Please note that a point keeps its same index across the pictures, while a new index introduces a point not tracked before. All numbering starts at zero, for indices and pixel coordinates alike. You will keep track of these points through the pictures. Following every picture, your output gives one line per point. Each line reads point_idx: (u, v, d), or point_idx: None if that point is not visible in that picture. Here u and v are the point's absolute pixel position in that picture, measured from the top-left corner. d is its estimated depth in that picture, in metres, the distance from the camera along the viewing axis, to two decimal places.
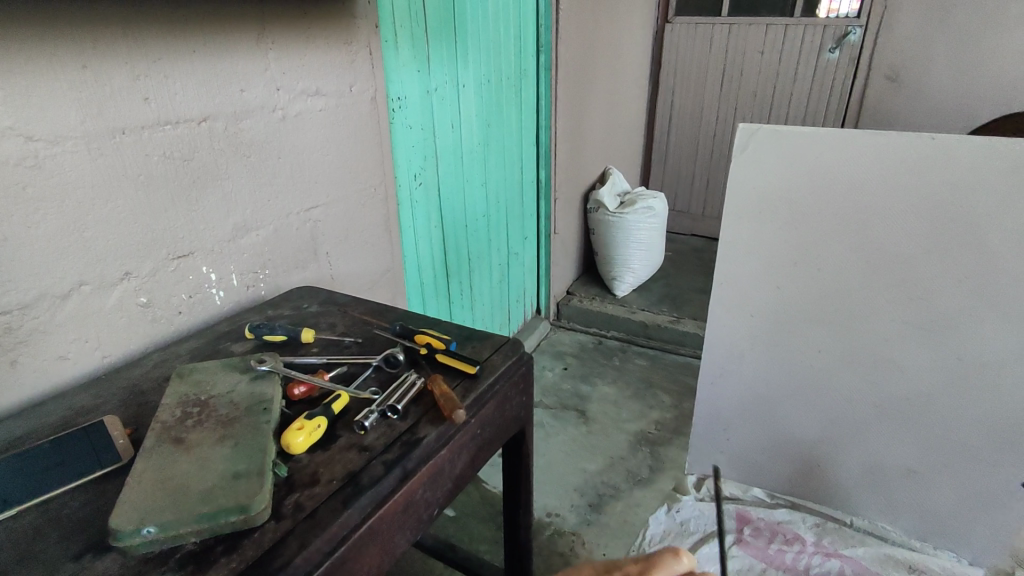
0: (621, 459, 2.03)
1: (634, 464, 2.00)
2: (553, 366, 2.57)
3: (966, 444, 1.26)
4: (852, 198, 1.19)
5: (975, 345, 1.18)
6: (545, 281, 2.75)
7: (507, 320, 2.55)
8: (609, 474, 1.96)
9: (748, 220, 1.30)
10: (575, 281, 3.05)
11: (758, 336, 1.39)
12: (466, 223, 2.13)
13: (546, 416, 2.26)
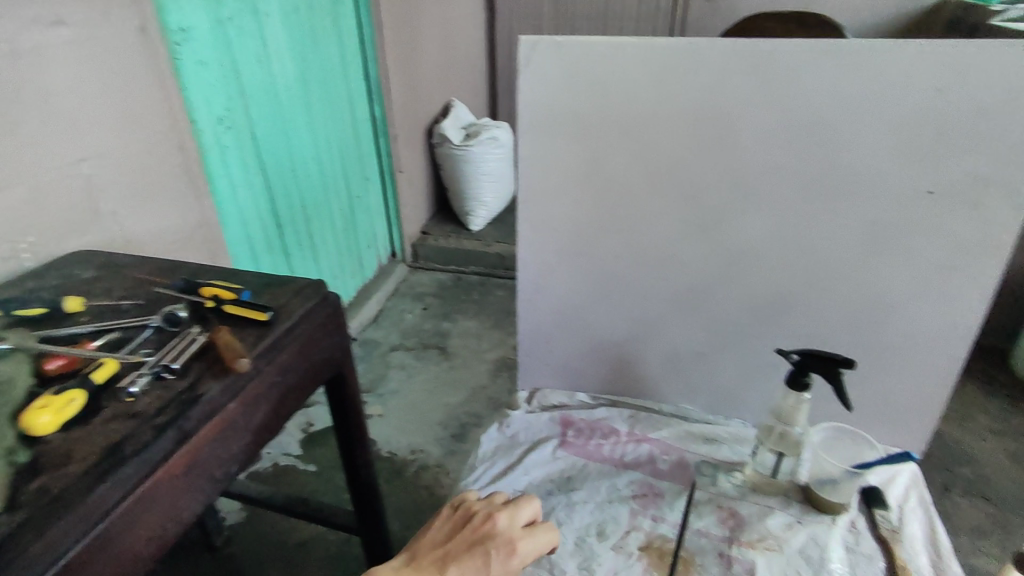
0: (483, 387, 2.09)
1: (495, 390, 2.07)
2: (412, 308, 2.54)
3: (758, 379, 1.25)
4: (657, 126, 0.93)
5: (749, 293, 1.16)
6: (395, 222, 2.68)
7: (359, 267, 2.47)
8: (471, 404, 2.02)
9: (559, 148, 0.98)
10: (430, 219, 2.99)
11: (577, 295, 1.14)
12: (294, 168, 1.98)
13: (407, 358, 2.24)
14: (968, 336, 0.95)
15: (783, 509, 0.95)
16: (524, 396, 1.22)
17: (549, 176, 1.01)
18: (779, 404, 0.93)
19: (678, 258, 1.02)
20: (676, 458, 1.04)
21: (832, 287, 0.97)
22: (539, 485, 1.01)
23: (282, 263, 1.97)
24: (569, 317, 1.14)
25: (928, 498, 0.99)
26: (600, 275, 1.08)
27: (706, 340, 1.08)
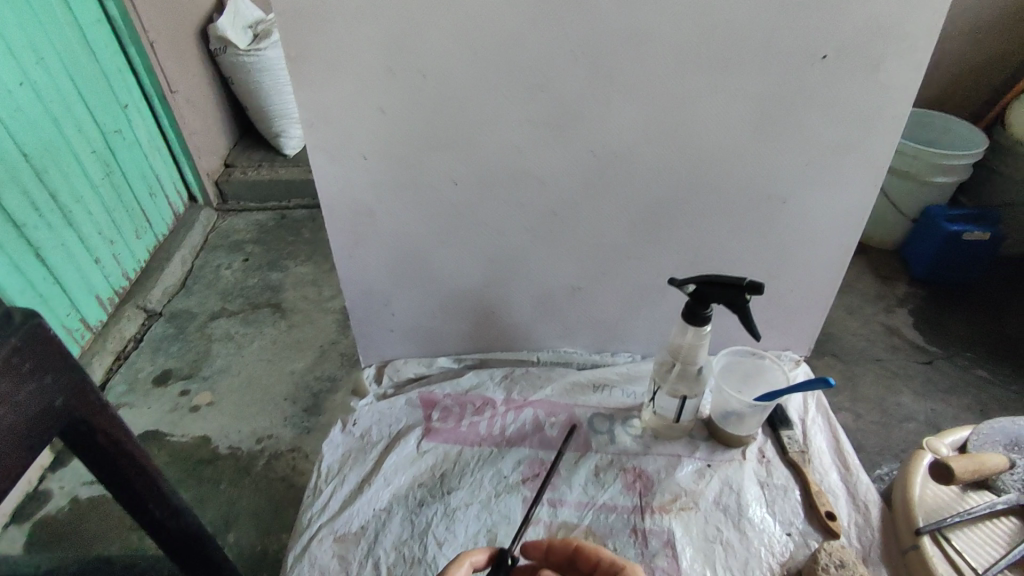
0: (332, 344, 1.66)
1: (350, 344, 1.66)
2: (229, 261, 1.96)
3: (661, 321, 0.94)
4: None
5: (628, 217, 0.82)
6: (185, 157, 1.97)
7: (144, 224, 1.79)
8: (322, 365, 1.59)
9: (346, 35, 0.67)
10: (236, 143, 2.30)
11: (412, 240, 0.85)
12: (4, 127, 1.26)
13: (233, 326, 1.71)
14: (860, 224, 0.83)
15: (690, 454, 0.82)
16: (370, 375, 0.97)
17: (340, 85, 0.70)
18: (675, 342, 0.77)
19: (532, 174, 0.78)
20: (565, 419, 0.87)
21: (717, 187, 0.79)
22: (406, 495, 0.79)
23: (35, 272, 1.33)
24: (411, 261, 0.87)
25: (824, 402, 0.91)
26: (438, 208, 0.81)
27: (580, 271, 0.88)
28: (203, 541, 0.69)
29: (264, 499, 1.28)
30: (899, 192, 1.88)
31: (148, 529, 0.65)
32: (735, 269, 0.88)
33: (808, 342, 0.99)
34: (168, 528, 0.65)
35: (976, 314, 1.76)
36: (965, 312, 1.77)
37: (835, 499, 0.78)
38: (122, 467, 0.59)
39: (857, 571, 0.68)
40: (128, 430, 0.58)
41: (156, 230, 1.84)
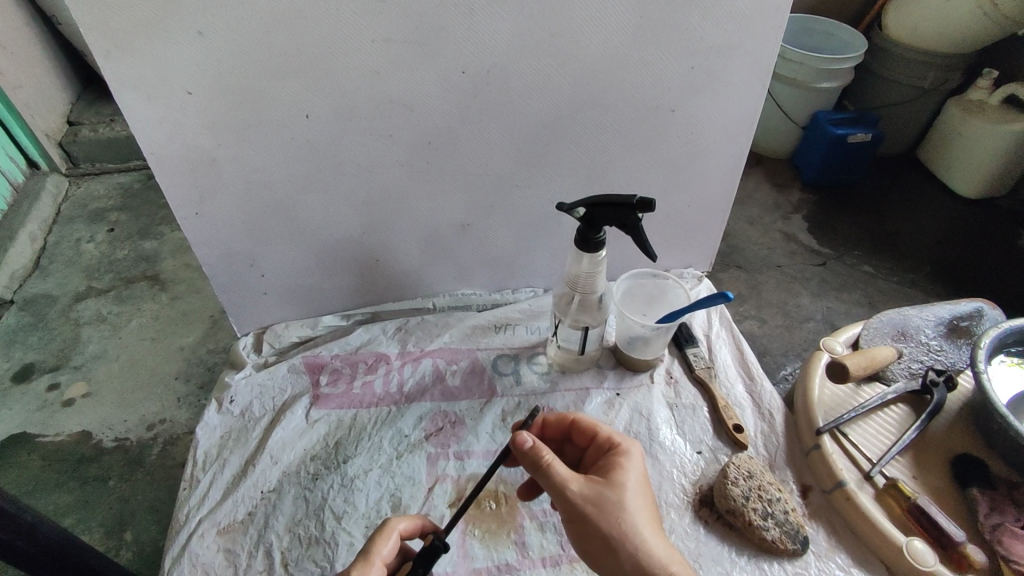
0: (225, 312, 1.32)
1: None
2: (91, 233, 1.54)
3: (562, 248, 0.88)
4: None
5: (514, 140, 0.74)
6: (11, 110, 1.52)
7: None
8: (215, 338, 1.25)
9: None
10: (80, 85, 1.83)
11: (267, 192, 0.72)
12: None
13: (105, 305, 1.34)
14: (752, 128, 0.80)
15: (598, 386, 0.80)
16: (247, 345, 0.86)
17: (134, 6, 0.55)
18: (572, 272, 0.72)
19: (398, 101, 0.67)
20: (467, 365, 0.81)
21: (604, 98, 0.72)
22: (297, 472, 0.71)
23: None
24: (274, 212, 0.74)
25: (727, 314, 0.90)
26: (295, 148, 0.68)
27: (466, 207, 0.79)
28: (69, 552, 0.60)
29: (171, 492, 0.99)
30: (792, 99, 1.90)
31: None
32: (631, 188, 0.82)
33: (709, 258, 0.97)
34: (17, 553, 0.54)
35: (861, 213, 1.86)
36: (850, 212, 1.86)
37: (741, 411, 0.78)
38: None
39: (764, 479, 0.69)
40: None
41: None
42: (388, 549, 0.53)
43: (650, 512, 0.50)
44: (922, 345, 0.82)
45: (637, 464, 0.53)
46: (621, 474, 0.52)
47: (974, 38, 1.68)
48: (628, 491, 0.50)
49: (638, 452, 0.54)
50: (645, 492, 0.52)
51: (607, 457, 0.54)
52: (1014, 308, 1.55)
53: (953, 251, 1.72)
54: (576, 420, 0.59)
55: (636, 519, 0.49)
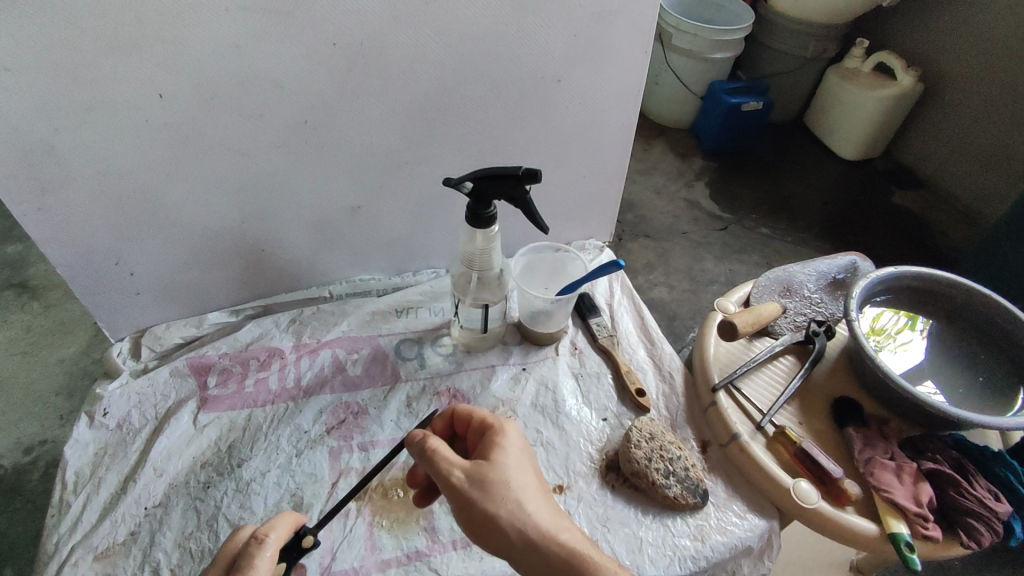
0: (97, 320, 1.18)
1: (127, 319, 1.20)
2: None
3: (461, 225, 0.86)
4: None
5: (399, 115, 0.71)
6: None
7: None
8: (102, 347, 1.13)
9: None
10: None
11: (126, 182, 0.65)
12: None
13: None
14: (638, 96, 0.81)
15: (504, 362, 0.79)
16: (123, 351, 0.79)
17: None
18: (467, 250, 0.70)
19: (265, 77, 0.62)
20: (368, 353, 0.78)
21: (488, 69, 0.70)
22: (185, 482, 0.66)
23: None
24: (134, 204, 0.67)
25: (628, 282, 0.92)
26: (150, 132, 0.62)
27: (354, 188, 0.76)
28: None
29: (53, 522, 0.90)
30: (689, 70, 1.96)
31: None
32: (524, 161, 0.81)
33: (608, 227, 0.98)
34: None
35: (756, 178, 1.95)
36: (747, 177, 1.95)
37: (643, 375, 0.81)
38: None
39: (665, 439, 0.71)
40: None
41: None
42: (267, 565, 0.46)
43: (532, 482, 0.51)
44: (806, 299, 0.87)
45: (513, 439, 0.53)
46: (500, 452, 0.51)
47: (849, 10, 1.78)
48: (508, 466, 0.50)
49: (513, 427, 0.54)
50: (525, 465, 0.52)
51: (483, 438, 0.53)
52: (891, 259, 1.70)
53: (838, 210, 1.85)
54: (455, 410, 0.58)
55: (519, 493, 0.49)
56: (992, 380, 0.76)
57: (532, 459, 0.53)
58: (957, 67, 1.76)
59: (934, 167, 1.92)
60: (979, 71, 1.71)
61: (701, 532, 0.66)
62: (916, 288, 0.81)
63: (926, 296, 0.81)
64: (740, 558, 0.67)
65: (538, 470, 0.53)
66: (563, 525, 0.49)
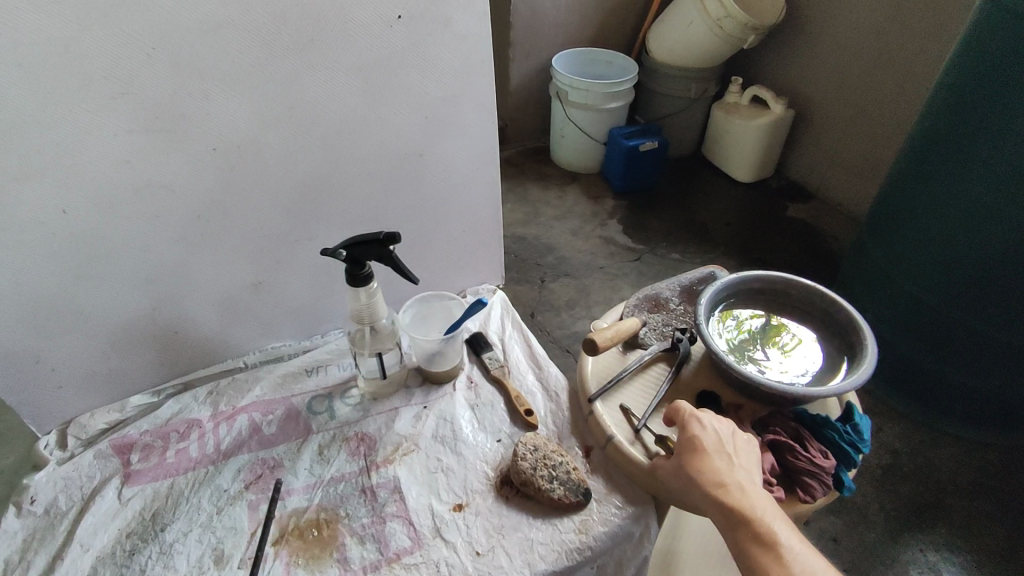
0: None
1: None
2: None
3: None
4: None
5: (284, 199, 0.82)
6: None
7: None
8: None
9: None
10: None
11: (39, 287, 0.73)
12: None
13: None
14: (494, 157, 0.95)
15: (407, 403, 0.88)
16: (49, 443, 0.84)
17: None
18: (355, 308, 0.80)
19: (156, 183, 0.72)
20: (282, 412, 0.86)
21: (357, 153, 0.83)
22: (111, 552, 0.71)
23: None
24: (47, 306, 0.75)
25: (517, 318, 1.03)
26: (57, 241, 0.71)
27: (253, 266, 0.85)
28: None
29: None
30: (586, 121, 2.15)
31: None
32: (406, 225, 0.93)
33: (498, 271, 1.11)
34: None
35: (662, 209, 2.14)
36: (654, 209, 2.13)
37: (533, 397, 0.91)
38: None
39: (548, 449, 0.81)
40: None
41: None
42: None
43: (719, 455, 0.62)
44: (673, 312, 0.99)
45: (700, 423, 0.65)
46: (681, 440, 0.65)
47: (714, 55, 2.02)
48: (688, 449, 0.64)
49: (696, 413, 0.66)
50: (715, 446, 0.63)
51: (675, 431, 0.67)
52: (789, 266, 1.87)
53: (738, 229, 2.03)
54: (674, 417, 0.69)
55: (707, 459, 0.62)
56: (824, 357, 0.87)
57: (716, 432, 0.65)
58: (815, 93, 2.00)
59: (817, 180, 2.13)
60: (831, 95, 1.95)
61: (585, 525, 0.75)
62: (758, 286, 0.93)
63: (761, 290, 0.93)
64: (622, 544, 0.76)
65: (728, 438, 0.64)
66: (744, 477, 0.60)
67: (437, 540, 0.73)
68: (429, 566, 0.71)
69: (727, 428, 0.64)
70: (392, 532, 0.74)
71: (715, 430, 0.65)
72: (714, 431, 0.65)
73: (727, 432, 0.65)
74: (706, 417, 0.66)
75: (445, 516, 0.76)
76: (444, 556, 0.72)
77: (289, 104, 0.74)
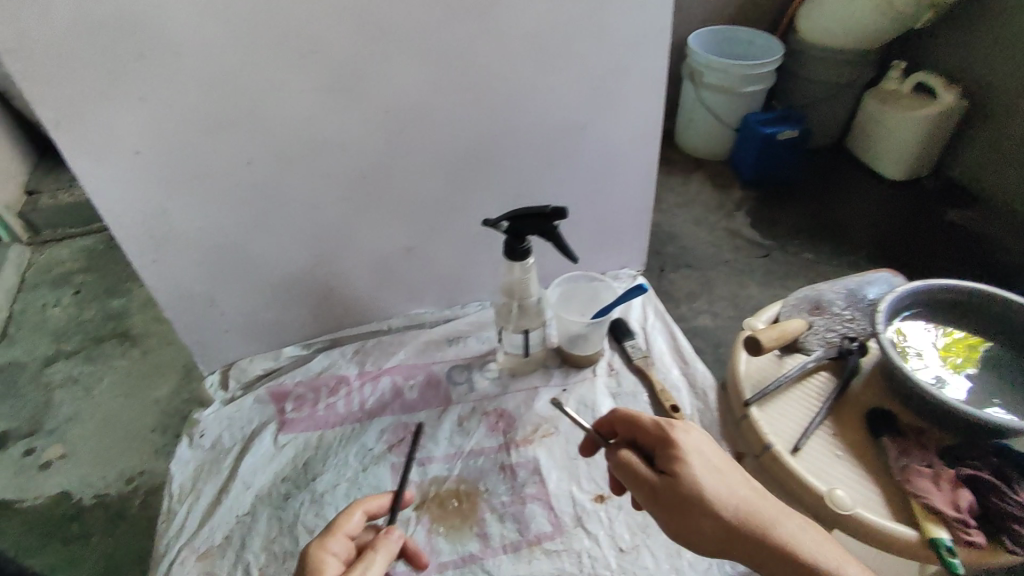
0: (173, 395, 1.24)
1: (193, 387, 1.25)
2: (56, 297, 1.48)
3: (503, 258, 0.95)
4: None
5: (443, 167, 0.81)
6: None
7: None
8: (190, 385, 1.25)
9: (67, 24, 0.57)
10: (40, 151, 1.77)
11: (220, 236, 0.77)
12: None
13: (76, 365, 1.31)
14: (656, 135, 0.89)
15: (546, 384, 0.86)
16: (215, 382, 0.91)
17: (79, 80, 0.60)
18: (507, 281, 0.78)
19: (329, 142, 0.73)
20: (423, 379, 0.87)
21: (520, 124, 0.80)
22: (269, 494, 0.75)
23: None
24: (225, 254, 0.80)
25: (661, 307, 0.98)
26: (239, 193, 0.74)
27: (408, 231, 0.86)
28: None
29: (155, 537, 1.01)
30: (724, 104, 2.01)
31: None
32: (558, 201, 0.90)
33: (642, 256, 1.05)
34: None
35: (797, 206, 1.96)
36: (789, 205, 1.96)
37: (678, 393, 0.85)
38: None
39: None
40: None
41: None
42: (350, 525, 0.57)
43: (729, 477, 0.55)
44: (836, 317, 0.87)
45: (690, 438, 0.56)
46: (687, 463, 0.55)
47: (877, 36, 1.79)
48: (702, 474, 0.54)
49: (684, 426, 0.57)
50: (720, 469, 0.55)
51: (658, 452, 0.57)
52: (947, 278, 1.67)
53: (883, 232, 1.83)
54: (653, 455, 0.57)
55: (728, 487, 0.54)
56: None
57: (712, 447, 0.57)
58: (1001, 83, 1.74)
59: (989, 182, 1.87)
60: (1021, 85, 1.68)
61: None
62: (951, 301, 0.80)
63: (959, 307, 0.80)
64: None
65: (721, 451, 0.57)
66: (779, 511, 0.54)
67: (578, 530, 0.71)
68: (570, 555, 0.69)
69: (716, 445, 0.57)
70: (532, 514, 0.73)
71: (706, 447, 0.57)
72: (704, 444, 0.57)
73: (713, 444, 0.58)
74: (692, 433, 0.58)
75: (586, 506, 0.73)
76: (586, 547, 0.70)
77: (461, 69, 0.72)
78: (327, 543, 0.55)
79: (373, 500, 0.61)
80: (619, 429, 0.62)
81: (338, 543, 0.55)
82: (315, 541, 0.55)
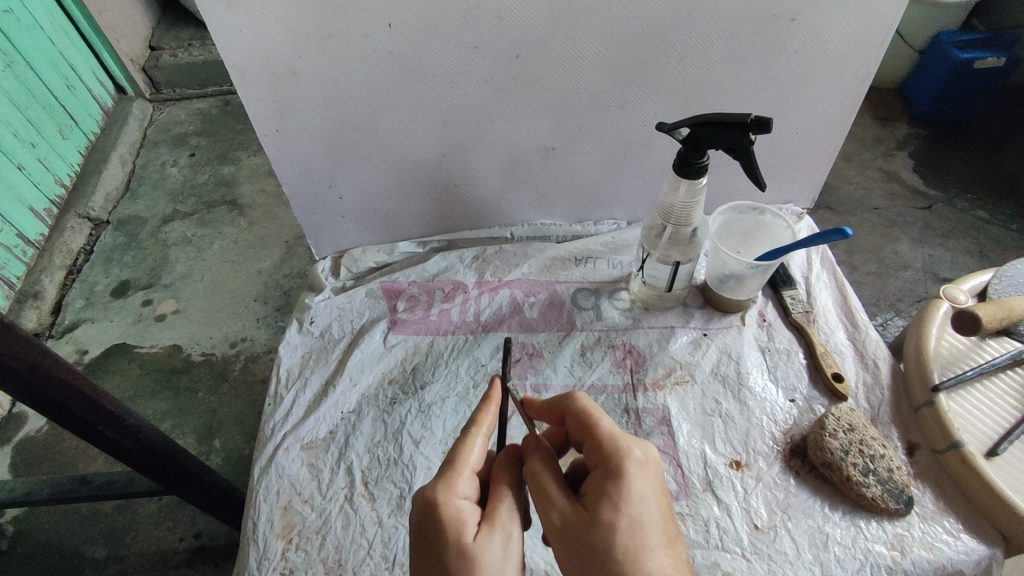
0: (276, 269, 1.23)
1: (295, 264, 1.24)
2: (174, 157, 1.49)
3: (649, 172, 0.81)
4: None
5: (610, 52, 0.66)
6: (103, 40, 1.45)
7: (69, 121, 1.35)
8: (291, 262, 1.24)
9: None
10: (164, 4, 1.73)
11: (347, 109, 0.69)
12: None
13: (190, 228, 1.33)
14: (884, 40, 0.69)
15: (684, 325, 0.75)
16: (326, 268, 0.86)
17: None
18: (666, 202, 0.65)
19: (484, 6, 0.60)
20: (545, 298, 0.79)
21: (718, 5, 0.63)
22: (376, 395, 0.71)
23: None
24: (352, 131, 0.71)
25: (828, 256, 0.83)
26: (374, 59, 0.64)
27: (551, 128, 0.74)
28: (171, 453, 0.64)
29: (257, 406, 1.02)
30: None
31: (107, 451, 0.60)
32: (736, 111, 0.74)
33: (811, 192, 0.90)
34: (127, 448, 0.60)
35: (957, 166, 1.40)
36: (950, 162, 1.41)
37: (841, 360, 0.72)
38: (45, 389, 0.51)
39: (866, 434, 0.64)
40: (49, 349, 0.52)
41: (85, 129, 1.40)
42: (476, 458, 0.47)
43: (657, 540, 0.42)
44: None
45: (639, 473, 0.44)
46: (615, 505, 0.42)
47: None
48: (623, 525, 0.42)
49: (637, 459, 0.44)
50: (643, 519, 0.42)
51: (593, 476, 0.45)
52: None
53: None
54: (592, 458, 0.46)
55: (636, 544, 0.42)
56: None
57: (657, 493, 0.44)
58: None
59: None
60: None
61: (901, 543, 0.59)
62: None
63: None
64: None
65: (658, 501, 0.44)
66: None
67: (708, 495, 0.63)
68: (697, 521, 0.61)
69: (656, 491, 0.44)
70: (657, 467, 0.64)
71: (646, 490, 0.44)
72: (646, 487, 0.44)
73: (657, 488, 0.44)
74: (640, 465, 0.44)
75: (720, 470, 0.64)
76: (715, 516, 0.61)
77: None
78: (454, 492, 0.45)
79: (491, 416, 0.50)
80: (571, 425, 0.49)
81: (466, 484, 0.46)
82: (440, 481, 0.45)
